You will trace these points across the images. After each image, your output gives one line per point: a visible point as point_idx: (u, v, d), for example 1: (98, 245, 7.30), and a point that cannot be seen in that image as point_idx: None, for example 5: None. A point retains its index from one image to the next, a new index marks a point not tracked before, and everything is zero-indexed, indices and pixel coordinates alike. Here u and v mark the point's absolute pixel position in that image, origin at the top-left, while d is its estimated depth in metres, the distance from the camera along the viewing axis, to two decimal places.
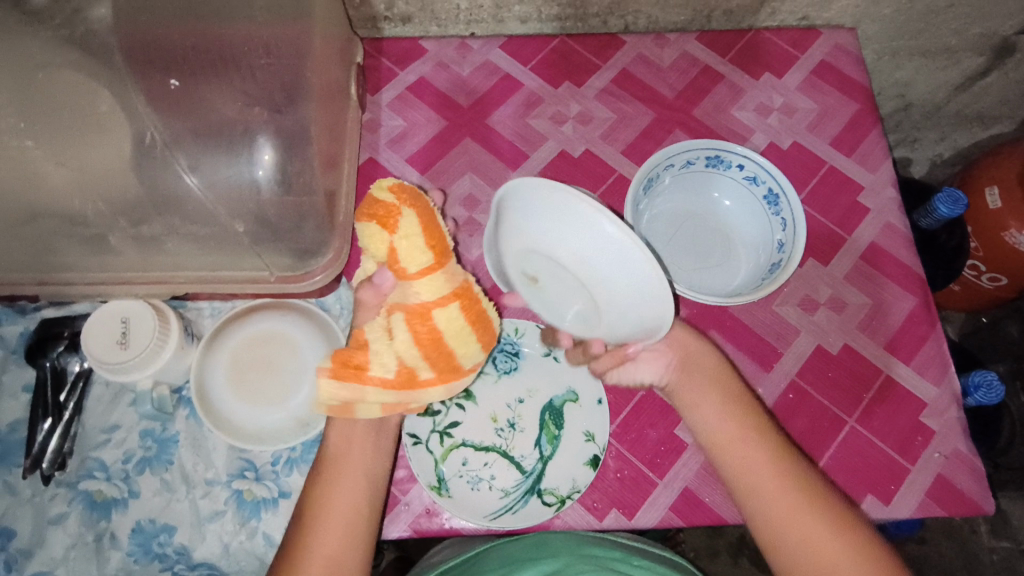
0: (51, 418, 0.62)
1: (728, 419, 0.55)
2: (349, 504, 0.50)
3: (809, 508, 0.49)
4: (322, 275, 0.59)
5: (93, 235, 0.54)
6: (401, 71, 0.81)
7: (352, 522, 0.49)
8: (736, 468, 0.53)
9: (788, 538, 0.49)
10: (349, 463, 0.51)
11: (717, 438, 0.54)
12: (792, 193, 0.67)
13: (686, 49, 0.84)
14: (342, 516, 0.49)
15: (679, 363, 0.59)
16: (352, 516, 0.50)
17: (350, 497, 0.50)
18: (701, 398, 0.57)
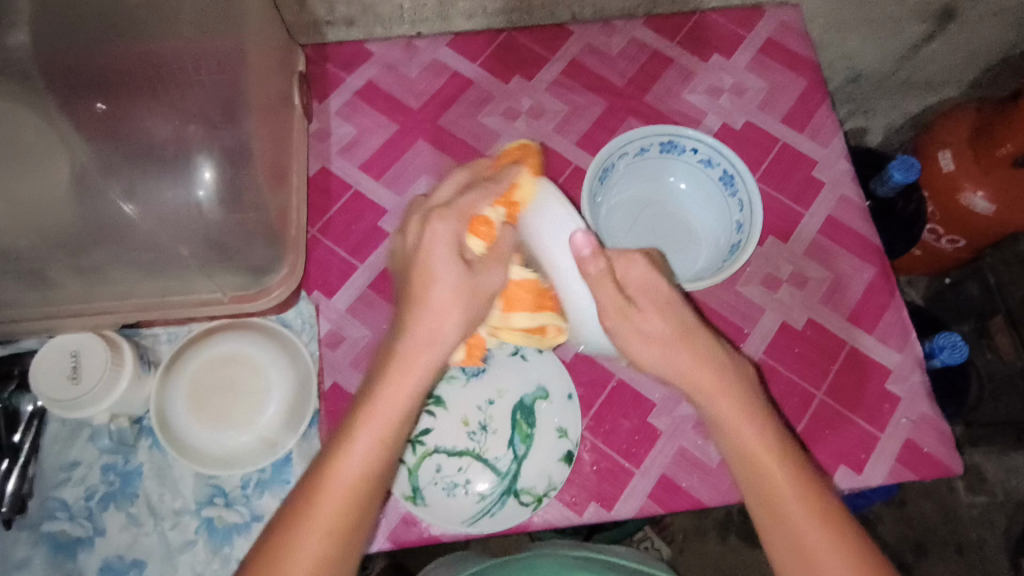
0: (7, 460, 0.59)
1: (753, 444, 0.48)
2: (315, 546, 0.41)
3: (829, 537, 0.45)
4: (279, 291, 0.60)
5: (30, 270, 0.52)
6: (348, 76, 0.80)
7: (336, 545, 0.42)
8: (753, 491, 0.48)
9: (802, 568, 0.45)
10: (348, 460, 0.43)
11: (743, 461, 0.48)
12: (746, 174, 0.67)
13: (633, 35, 0.84)
14: (316, 549, 0.41)
15: (669, 357, 0.50)
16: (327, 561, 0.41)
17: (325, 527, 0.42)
18: (724, 417, 0.49)
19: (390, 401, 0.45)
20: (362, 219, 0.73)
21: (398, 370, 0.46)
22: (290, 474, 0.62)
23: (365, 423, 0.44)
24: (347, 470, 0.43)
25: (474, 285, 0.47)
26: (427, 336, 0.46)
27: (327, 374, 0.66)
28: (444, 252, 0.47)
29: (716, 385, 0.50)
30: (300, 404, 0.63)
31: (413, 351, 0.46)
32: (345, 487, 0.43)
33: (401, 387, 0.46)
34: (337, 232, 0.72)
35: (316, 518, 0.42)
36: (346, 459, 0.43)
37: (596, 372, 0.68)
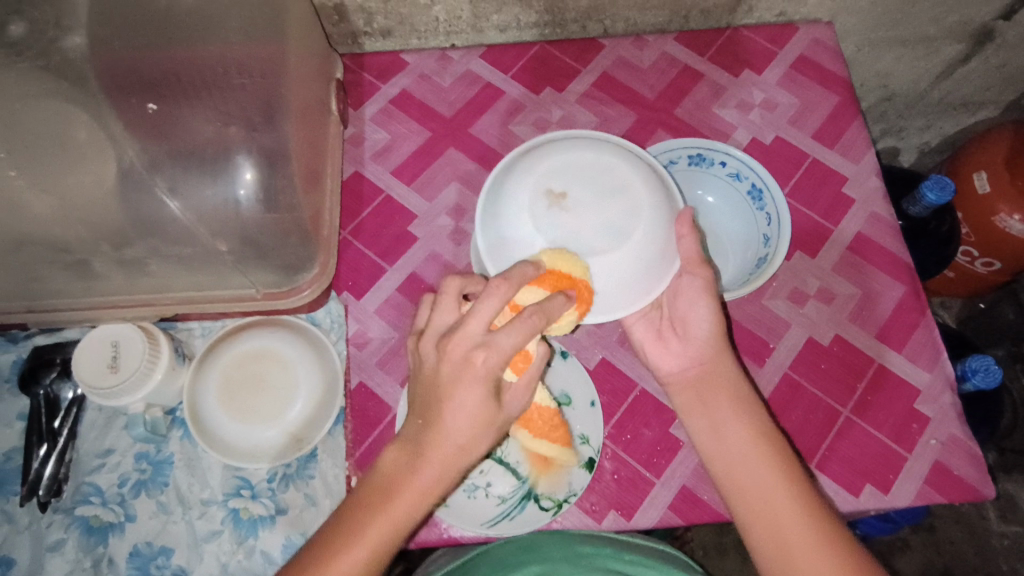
0: (47, 445, 0.62)
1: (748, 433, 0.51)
2: None
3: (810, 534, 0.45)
4: (310, 289, 0.62)
5: (76, 261, 0.55)
6: (383, 85, 0.82)
7: None
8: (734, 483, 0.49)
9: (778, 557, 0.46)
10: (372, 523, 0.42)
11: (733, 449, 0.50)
12: (775, 187, 0.67)
13: (665, 50, 0.85)
14: None
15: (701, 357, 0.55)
16: None
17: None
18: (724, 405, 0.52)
19: (433, 466, 0.43)
20: (393, 222, 0.75)
21: (436, 449, 0.43)
22: (315, 469, 0.63)
23: (382, 504, 0.43)
24: (406, 500, 0.43)
25: (495, 413, 0.44)
26: (464, 418, 0.42)
27: (354, 372, 0.67)
28: (468, 391, 0.42)
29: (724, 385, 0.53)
30: (325, 401, 0.64)
31: (449, 446, 0.43)
32: (389, 526, 0.43)
33: (419, 477, 0.43)
34: (367, 235, 0.74)
35: (352, 546, 0.42)
36: (410, 488, 0.43)
37: (618, 381, 0.68)
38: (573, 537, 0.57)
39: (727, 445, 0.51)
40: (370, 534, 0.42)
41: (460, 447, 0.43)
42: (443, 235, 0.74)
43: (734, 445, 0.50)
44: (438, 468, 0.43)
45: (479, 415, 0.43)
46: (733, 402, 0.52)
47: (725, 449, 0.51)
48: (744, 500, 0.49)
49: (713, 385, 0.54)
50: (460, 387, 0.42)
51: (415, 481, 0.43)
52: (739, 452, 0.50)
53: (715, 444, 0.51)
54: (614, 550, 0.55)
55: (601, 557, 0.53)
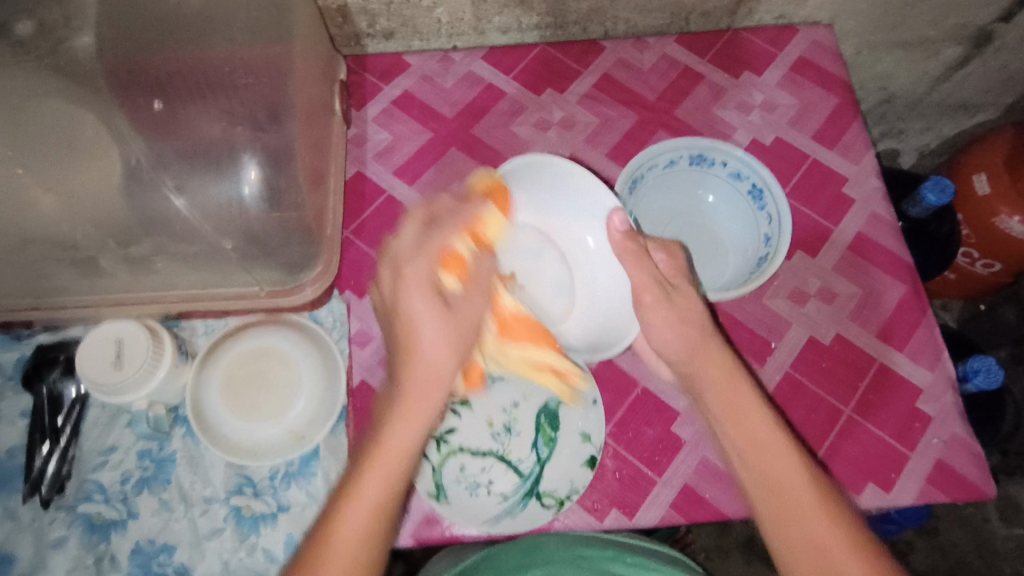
0: (49, 442, 0.62)
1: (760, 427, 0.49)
2: (354, 539, 0.42)
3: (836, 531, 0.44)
4: (312, 288, 0.61)
5: (84, 258, 0.55)
6: (386, 86, 0.82)
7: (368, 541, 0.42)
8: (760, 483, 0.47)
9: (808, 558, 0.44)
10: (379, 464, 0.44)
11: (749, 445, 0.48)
12: (776, 187, 0.68)
13: (665, 51, 0.85)
14: (353, 542, 0.42)
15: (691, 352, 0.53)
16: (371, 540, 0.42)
17: (363, 526, 0.42)
18: (730, 400, 0.50)
19: (421, 393, 0.47)
20: (395, 222, 0.75)
21: (411, 373, 0.48)
22: (317, 467, 0.63)
23: (381, 446, 0.45)
24: (396, 447, 0.45)
25: (454, 325, 0.50)
26: (436, 353, 0.49)
27: (356, 370, 0.67)
28: (421, 301, 0.49)
29: (731, 381, 0.51)
30: (328, 399, 0.64)
31: (423, 364, 0.48)
32: (379, 485, 0.44)
33: (413, 405, 0.47)
34: (370, 234, 0.74)
35: (360, 491, 0.43)
36: (400, 420, 0.46)
37: (620, 380, 0.68)
38: (576, 538, 0.57)
39: (784, 493, 0.46)
40: (376, 487, 0.44)
41: (429, 371, 0.48)
42: None
43: (789, 491, 0.46)
44: (422, 402, 0.47)
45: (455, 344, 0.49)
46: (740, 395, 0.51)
47: (782, 499, 0.46)
48: (770, 500, 0.46)
49: (748, 417, 0.49)
50: (422, 318, 0.49)
51: (402, 420, 0.46)
52: (799, 501, 0.45)
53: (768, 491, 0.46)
54: (614, 551, 0.56)
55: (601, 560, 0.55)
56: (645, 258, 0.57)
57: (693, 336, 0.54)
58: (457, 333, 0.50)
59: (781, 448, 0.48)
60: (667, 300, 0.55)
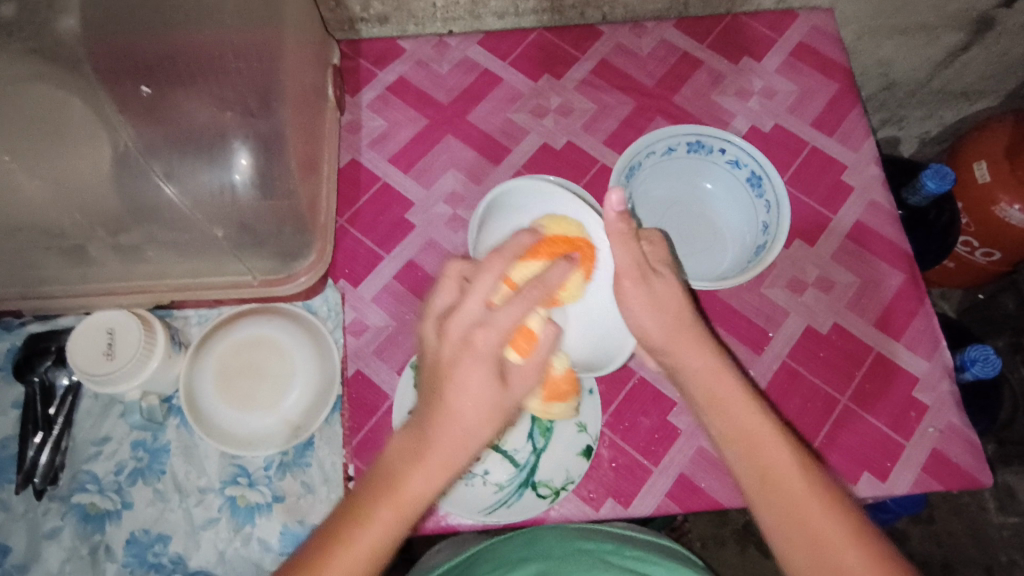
0: (42, 433, 0.61)
1: (759, 428, 0.45)
2: None
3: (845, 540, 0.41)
4: (305, 277, 0.61)
5: (73, 246, 0.55)
6: (380, 71, 0.81)
7: None
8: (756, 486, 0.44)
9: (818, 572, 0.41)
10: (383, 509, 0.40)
11: (747, 448, 0.45)
12: (775, 175, 0.67)
13: (664, 37, 0.84)
14: None
15: (675, 346, 0.49)
16: None
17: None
18: (723, 400, 0.47)
19: (454, 448, 0.41)
20: (390, 210, 0.74)
21: (446, 424, 0.41)
22: (311, 457, 0.63)
23: (392, 488, 0.40)
24: (411, 496, 0.40)
25: (505, 399, 0.43)
26: (472, 422, 0.41)
27: (350, 361, 0.66)
28: (477, 374, 0.41)
29: (721, 378, 0.48)
30: (322, 389, 0.64)
31: (459, 429, 0.41)
32: (388, 516, 0.40)
33: (436, 457, 0.41)
34: (364, 223, 0.73)
35: (358, 536, 0.39)
36: (421, 470, 0.41)
37: (616, 369, 0.68)
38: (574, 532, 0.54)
39: (809, 528, 0.41)
40: (377, 535, 0.39)
41: (463, 436, 0.41)
42: (441, 222, 0.74)
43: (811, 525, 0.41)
44: (447, 458, 0.41)
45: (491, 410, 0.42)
46: (733, 391, 0.47)
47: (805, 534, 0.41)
48: (770, 506, 0.43)
49: (761, 442, 0.45)
50: (466, 377, 0.41)
51: (420, 468, 0.41)
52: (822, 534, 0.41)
53: (790, 529, 0.42)
54: (614, 546, 0.53)
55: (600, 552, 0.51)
56: (633, 239, 0.51)
57: (675, 303, 0.51)
58: (497, 402, 0.42)
59: (797, 471, 0.43)
60: (647, 284, 0.50)
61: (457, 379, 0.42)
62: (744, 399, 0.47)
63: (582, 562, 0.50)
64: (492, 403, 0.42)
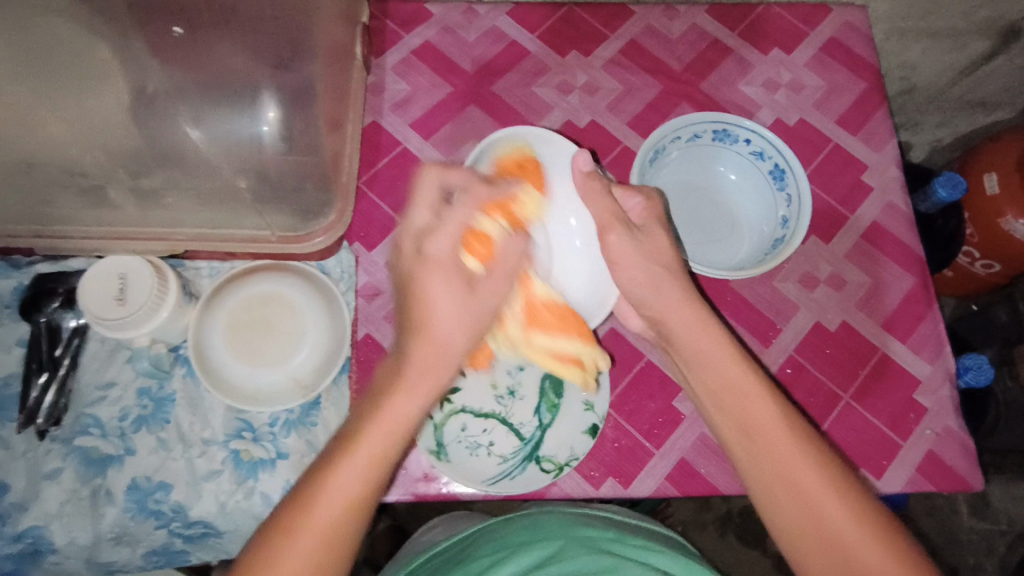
0: (46, 373, 0.61)
1: (745, 383, 0.46)
2: (326, 526, 0.37)
3: (825, 487, 0.41)
4: (322, 237, 0.58)
5: (93, 186, 0.54)
6: (406, 34, 0.79)
7: (333, 527, 0.37)
8: (744, 438, 0.45)
9: (802, 522, 0.41)
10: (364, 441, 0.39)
11: (732, 399, 0.46)
12: (799, 169, 0.67)
13: (695, 21, 0.83)
14: (321, 534, 0.37)
15: (660, 295, 0.51)
16: (339, 531, 0.37)
17: (334, 513, 0.37)
18: (709, 354, 0.48)
19: (431, 356, 0.42)
20: (408, 176, 0.73)
21: (422, 347, 0.42)
22: (317, 416, 0.63)
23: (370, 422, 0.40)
24: (393, 418, 0.40)
25: (474, 306, 0.45)
26: (449, 321, 0.43)
27: (361, 324, 0.65)
28: (439, 278, 0.44)
29: (709, 333, 0.49)
30: (332, 350, 0.63)
31: (435, 342, 0.43)
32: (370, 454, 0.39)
33: (419, 375, 0.42)
34: (382, 186, 0.72)
35: (338, 474, 0.38)
36: (399, 402, 0.41)
37: (626, 352, 0.68)
38: (577, 518, 0.54)
39: (789, 478, 0.42)
40: (354, 477, 0.38)
41: (440, 349, 0.43)
42: None
43: (780, 457, 0.43)
44: (425, 374, 0.42)
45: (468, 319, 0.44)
46: (723, 345, 0.48)
47: (772, 462, 0.43)
48: (756, 456, 0.44)
49: (736, 387, 0.46)
50: (439, 268, 0.44)
51: (400, 390, 0.41)
52: (789, 464, 0.43)
53: (763, 472, 0.43)
54: (617, 533, 0.52)
55: (603, 539, 0.51)
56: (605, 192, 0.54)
57: (654, 273, 0.52)
58: (474, 308, 0.45)
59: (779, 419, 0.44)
60: (631, 237, 0.52)
61: (429, 297, 0.43)
62: (730, 353, 0.48)
63: (585, 548, 0.49)
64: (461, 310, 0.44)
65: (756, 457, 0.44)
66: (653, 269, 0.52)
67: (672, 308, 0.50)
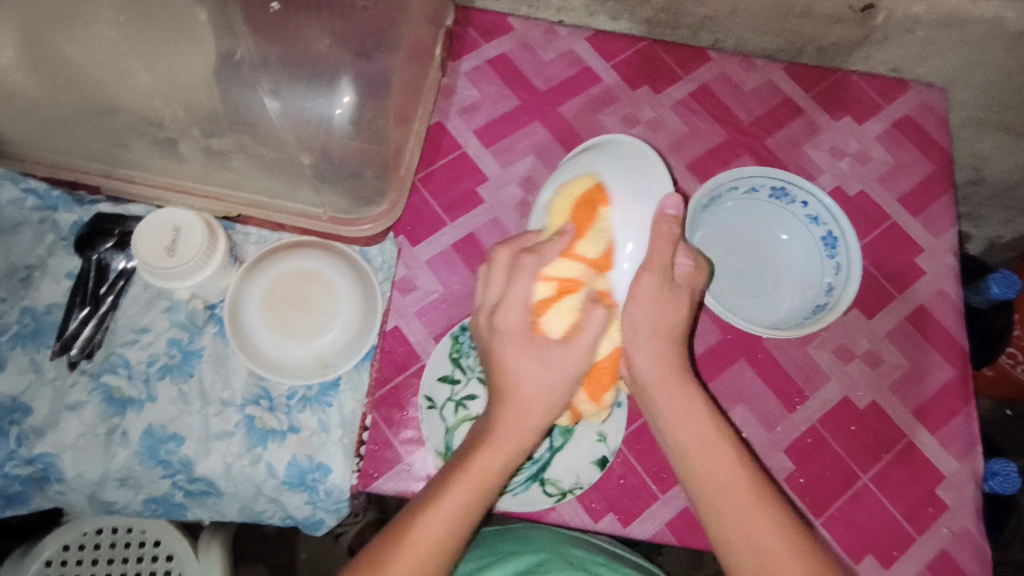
0: (88, 308, 0.63)
1: (709, 433, 0.48)
2: (412, 572, 0.42)
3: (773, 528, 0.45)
4: (370, 225, 0.59)
5: (167, 138, 0.56)
6: (484, 43, 0.81)
7: (432, 568, 0.43)
8: (701, 481, 0.48)
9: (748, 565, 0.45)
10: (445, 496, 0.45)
11: (691, 450, 0.48)
12: (852, 242, 0.65)
13: (770, 77, 0.83)
14: (409, 575, 0.42)
15: (653, 361, 0.48)
16: (431, 571, 0.43)
17: (421, 559, 0.43)
18: (671, 402, 0.49)
19: (517, 404, 0.46)
20: (463, 180, 0.75)
21: (514, 396, 0.46)
22: (333, 398, 0.64)
23: (452, 486, 0.45)
24: (495, 448, 0.46)
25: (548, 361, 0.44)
26: (533, 385, 0.45)
27: (392, 316, 0.67)
28: (513, 352, 0.45)
29: (673, 384, 0.49)
30: (359, 336, 0.64)
31: (524, 396, 0.45)
32: (453, 510, 0.45)
33: (518, 421, 0.46)
34: (435, 186, 0.74)
35: (416, 533, 0.44)
36: (500, 432, 0.46)
37: None
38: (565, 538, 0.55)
39: (741, 524, 0.45)
40: (443, 519, 0.44)
41: (526, 387, 0.45)
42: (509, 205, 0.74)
43: (740, 512, 0.46)
44: (514, 422, 0.46)
45: (559, 366, 0.44)
46: (688, 395, 0.49)
47: (728, 508, 0.46)
48: (710, 499, 0.47)
49: (704, 436, 0.48)
50: (540, 360, 0.44)
51: (493, 435, 0.46)
52: (746, 520, 0.45)
53: (717, 516, 0.46)
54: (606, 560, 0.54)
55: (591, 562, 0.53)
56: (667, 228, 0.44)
57: (666, 319, 0.47)
58: (568, 382, 0.44)
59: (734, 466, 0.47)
60: (664, 286, 0.45)
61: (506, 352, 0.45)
62: (693, 399, 0.49)
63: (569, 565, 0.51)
64: (557, 385, 0.45)
65: (711, 502, 0.47)
66: (649, 327, 0.47)
67: (647, 364, 0.48)
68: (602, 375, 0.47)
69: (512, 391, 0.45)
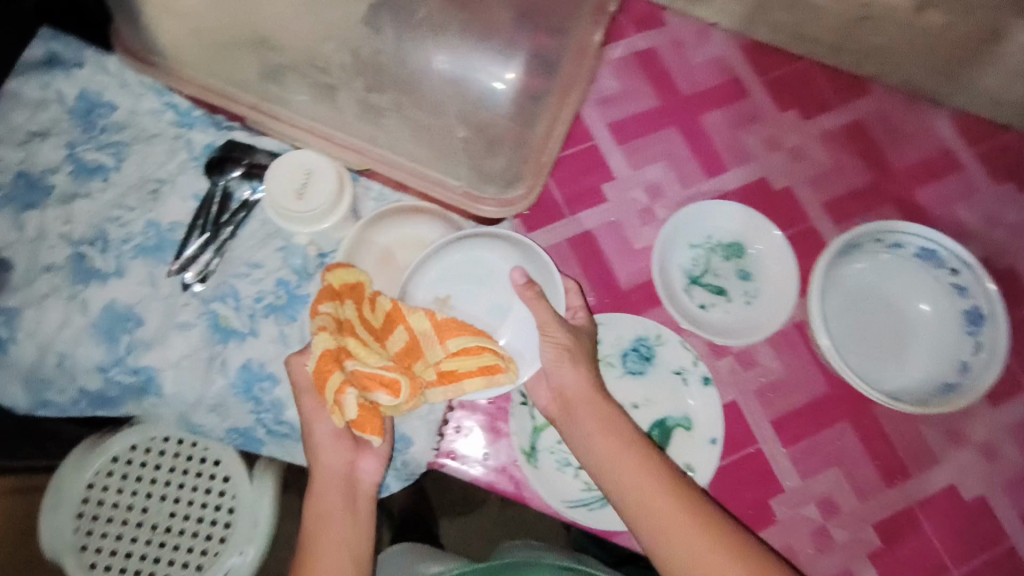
0: (207, 233, 0.63)
1: (642, 465, 0.52)
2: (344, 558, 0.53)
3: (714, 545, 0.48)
4: (494, 211, 0.56)
5: (327, 84, 0.55)
6: (634, 34, 0.77)
7: (343, 563, 0.53)
8: (639, 505, 0.51)
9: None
10: (328, 489, 0.55)
11: (626, 478, 0.52)
12: (1003, 324, 0.61)
13: (934, 124, 0.76)
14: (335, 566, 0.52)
15: (556, 370, 0.57)
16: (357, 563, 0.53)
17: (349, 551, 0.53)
18: (596, 434, 0.54)
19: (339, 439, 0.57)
20: (590, 174, 0.72)
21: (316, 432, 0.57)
22: None
23: (323, 497, 0.55)
24: (329, 466, 0.56)
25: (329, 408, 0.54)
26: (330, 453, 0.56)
27: None
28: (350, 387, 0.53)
29: (610, 420, 0.55)
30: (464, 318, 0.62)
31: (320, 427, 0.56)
32: (343, 515, 0.55)
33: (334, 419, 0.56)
34: (561, 174, 0.72)
35: (322, 530, 0.54)
36: (320, 424, 0.56)
37: (739, 431, 0.66)
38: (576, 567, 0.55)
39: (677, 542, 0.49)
40: (340, 519, 0.54)
41: (345, 461, 0.56)
42: (631, 209, 0.71)
43: (682, 528, 0.49)
44: (335, 455, 0.56)
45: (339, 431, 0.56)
46: (616, 426, 0.54)
47: (666, 525, 0.49)
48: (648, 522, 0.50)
49: (632, 465, 0.52)
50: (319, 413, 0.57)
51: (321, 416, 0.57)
52: (686, 539, 0.49)
53: (659, 537, 0.49)
54: None
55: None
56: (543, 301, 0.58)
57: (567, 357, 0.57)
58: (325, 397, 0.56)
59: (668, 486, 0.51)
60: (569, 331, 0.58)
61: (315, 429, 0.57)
62: (618, 429, 0.54)
63: None
64: (347, 458, 0.56)
65: (651, 525, 0.50)
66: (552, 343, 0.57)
67: (568, 376, 0.57)
68: (352, 403, 0.52)
69: (318, 495, 0.55)
